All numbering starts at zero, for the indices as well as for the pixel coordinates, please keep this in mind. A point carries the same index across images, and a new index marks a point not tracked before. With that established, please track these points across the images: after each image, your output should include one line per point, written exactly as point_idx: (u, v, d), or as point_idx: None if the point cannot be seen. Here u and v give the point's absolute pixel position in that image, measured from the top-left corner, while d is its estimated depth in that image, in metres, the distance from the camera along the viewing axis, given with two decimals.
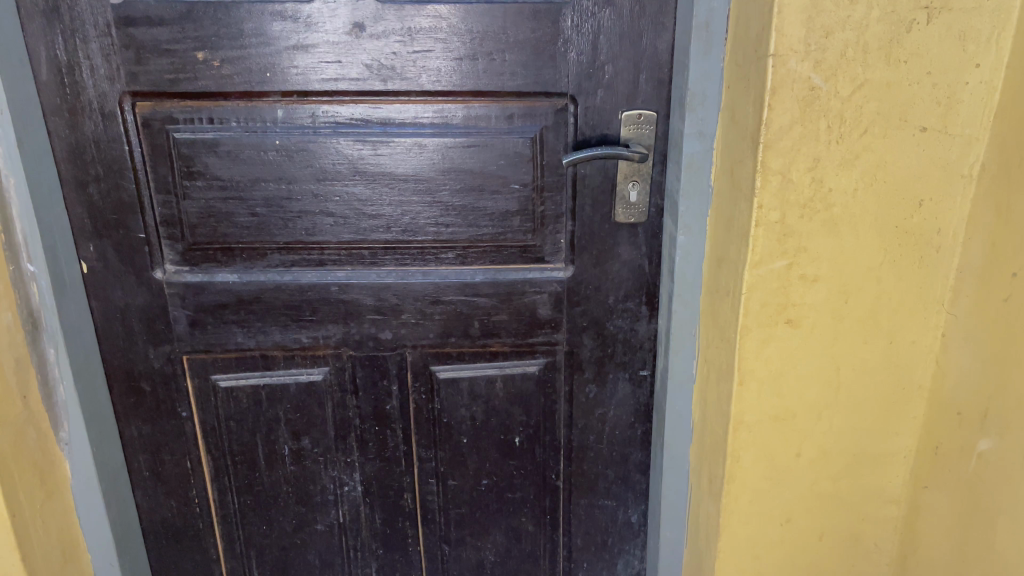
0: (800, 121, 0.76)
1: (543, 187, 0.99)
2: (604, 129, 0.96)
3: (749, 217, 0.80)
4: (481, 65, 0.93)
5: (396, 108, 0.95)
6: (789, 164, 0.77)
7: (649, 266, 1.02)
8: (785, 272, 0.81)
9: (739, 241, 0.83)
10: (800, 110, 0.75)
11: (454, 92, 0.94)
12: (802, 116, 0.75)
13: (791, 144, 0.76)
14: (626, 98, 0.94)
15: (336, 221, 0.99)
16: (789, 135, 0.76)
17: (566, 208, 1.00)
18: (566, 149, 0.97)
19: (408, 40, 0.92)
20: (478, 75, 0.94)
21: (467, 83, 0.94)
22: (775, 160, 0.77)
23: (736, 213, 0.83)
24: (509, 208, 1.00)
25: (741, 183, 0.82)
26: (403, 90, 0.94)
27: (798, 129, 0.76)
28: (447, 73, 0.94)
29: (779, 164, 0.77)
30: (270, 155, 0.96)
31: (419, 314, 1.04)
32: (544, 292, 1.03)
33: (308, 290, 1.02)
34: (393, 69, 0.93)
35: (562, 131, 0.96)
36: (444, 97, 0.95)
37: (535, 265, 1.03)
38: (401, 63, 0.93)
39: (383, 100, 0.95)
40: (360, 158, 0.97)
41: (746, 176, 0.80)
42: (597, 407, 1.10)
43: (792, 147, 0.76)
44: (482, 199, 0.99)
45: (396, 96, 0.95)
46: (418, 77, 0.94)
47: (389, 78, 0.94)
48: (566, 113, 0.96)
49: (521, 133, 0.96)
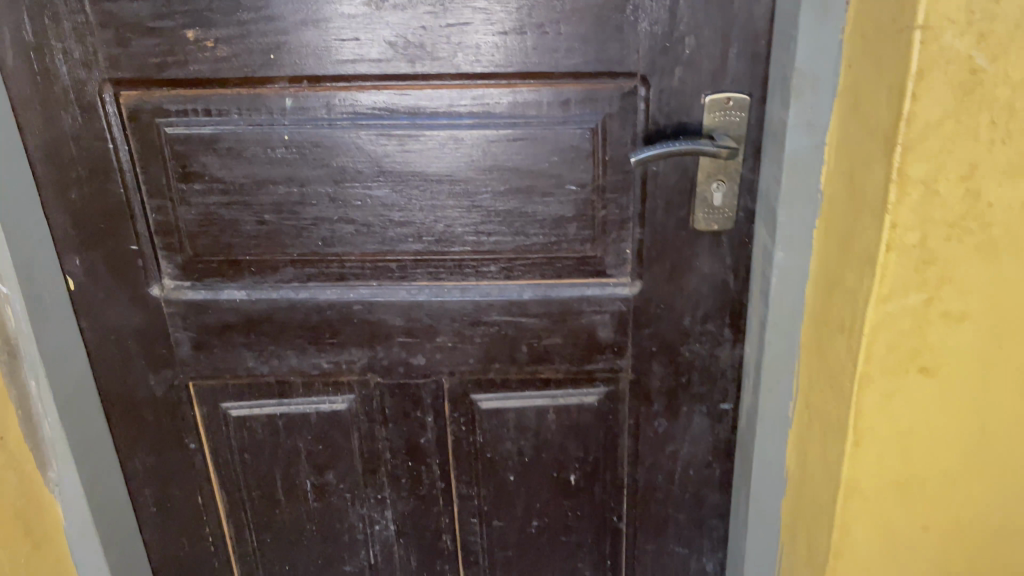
0: (951, 115, 0.57)
1: (605, 188, 0.81)
2: (682, 117, 0.78)
3: (876, 240, 0.62)
4: (528, 41, 0.75)
5: (426, 94, 0.78)
6: (932, 172, 0.59)
7: (734, 282, 0.84)
8: (921, 310, 0.63)
9: (859, 268, 0.65)
10: (952, 97, 0.56)
11: (497, 74, 0.77)
12: (955, 106, 0.57)
13: (938, 144, 0.58)
14: (711, 78, 0.76)
15: (357, 230, 0.83)
16: (937, 132, 0.57)
17: (632, 212, 0.82)
18: (633, 141, 0.79)
19: (440, 11, 0.74)
20: (526, 52, 0.76)
21: (513, 63, 0.76)
22: (914, 165, 0.58)
23: (855, 231, 0.65)
24: (564, 213, 0.82)
25: (863, 190, 0.63)
26: (436, 72, 0.77)
27: (946, 127, 0.57)
28: (487, 51, 0.76)
29: (921, 170, 0.58)
30: (278, 153, 0.80)
31: (456, 337, 0.88)
32: (605, 312, 0.87)
33: (327, 309, 0.87)
34: (422, 47, 0.76)
35: (630, 120, 0.78)
36: (486, 80, 0.77)
37: (594, 280, 0.86)
38: (431, 39, 0.75)
39: (410, 84, 0.78)
40: (385, 156, 0.80)
41: (872, 186, 0.62)
42: (667, 443, 0.93)
43: (938, 148, 0.58)
44: (530, 202, 0.82)
45: (427, 80, 0.78)
46: (453, 57, 0.76)
47: (418, 59, 0.76)
48: (634, 98, 0.77)
49: (578, 123, 0.78)
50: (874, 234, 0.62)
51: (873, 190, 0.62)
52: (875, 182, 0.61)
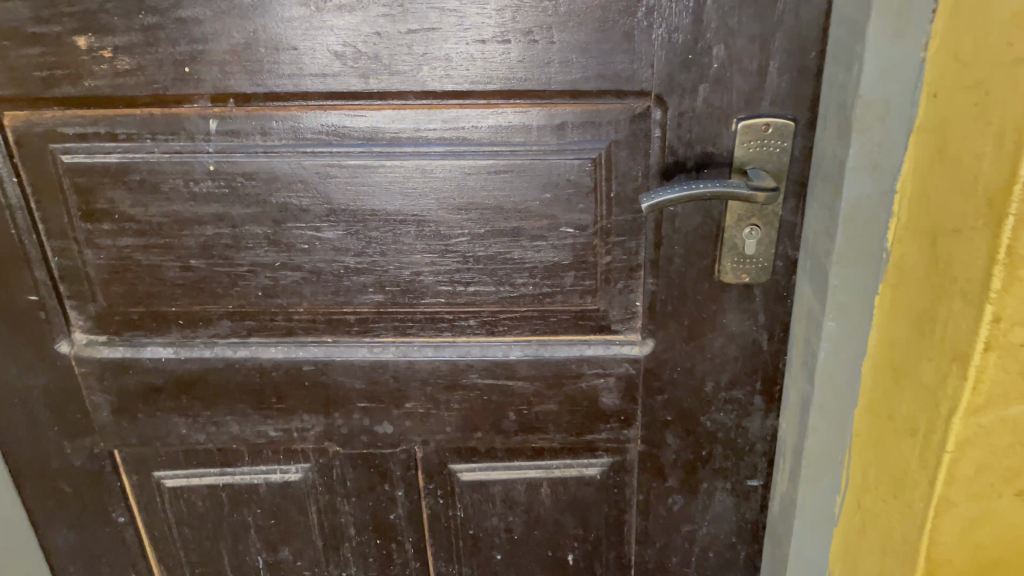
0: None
1: (609, 230, 0.66)
2: (707, 146, 0.62)
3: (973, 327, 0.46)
4: (513, 51, 0.59)
5: (383, 115, 0.62)
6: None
7: (766, 342, 0.69)
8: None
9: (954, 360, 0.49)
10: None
11: (474, 92, 0.61)
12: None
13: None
14: (744, 99, 0.60)
15: (304, 278, 0.68)
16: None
17: (643, 259, 0.67)
18: (644, 175, 0.64)
19: (399, 14, 0.58)
20: (509, 65, 0.60)
21: (493, 79, 0.60)
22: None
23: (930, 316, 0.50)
24: (559, 260, 0.67)
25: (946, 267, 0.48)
26: (396, 89, 0.61)
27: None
28: (460, 63, 0.60)
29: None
30: (202, 187, 0.64)
31: (429, 403, 0.73)
32: (609, 376, 0.71)
33: (272, 371, 0.72)
34: (377, 58, 0.60)
35: (641, 149, 0.63)
36: (460, 100, 0.61)
37: (596, 337, 0.71)
38: (388, 49, 0.59)
39: (362, 104, 0.62)
40: (334, 192, 0.64)
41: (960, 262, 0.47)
42: (684, 522, 0.78)
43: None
44: (516, 247, 0.66)
45: (383, 100, 0.61)
46: (416, 71, 0.60)
47: (372, 74, 0.60)
48: (647, 121, 0.62)
49: (576, 151, 0.63)
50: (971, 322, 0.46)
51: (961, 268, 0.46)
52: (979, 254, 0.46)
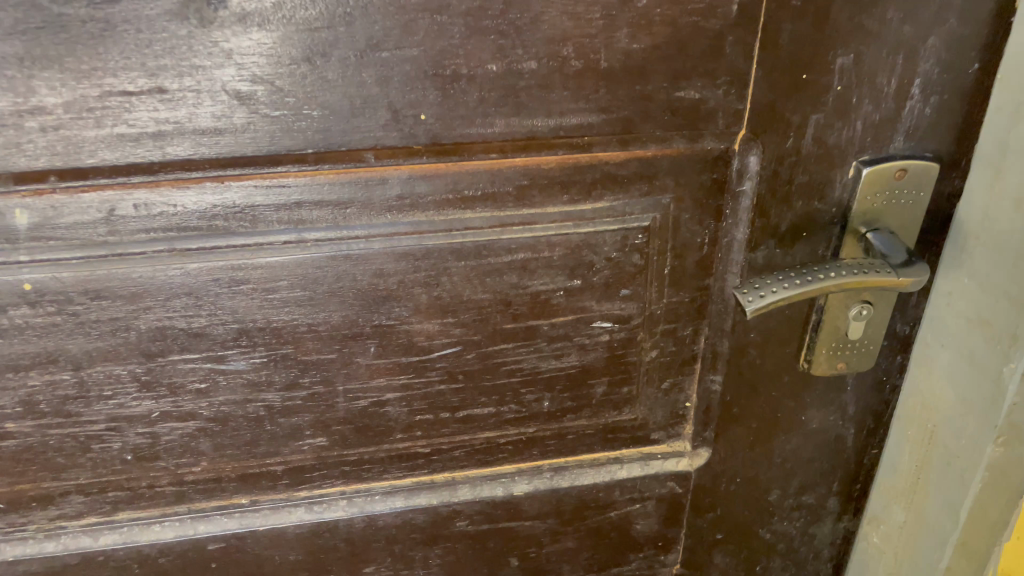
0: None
1: (658, 318, 0.46)
2: (810, 201, 0.42)
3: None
4: (536, 79, 0.36)
5: (320, 184, 0.37)
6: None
7: (851, 437, 0.52)
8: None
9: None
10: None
11: (475, 144, 0.37)
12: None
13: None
14: (869, 134, 0.40)
15: (202, 429, 0.43)
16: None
17: (699, 349, 0.48)
18: (711, 240, 0.44)
19: (348, 28, 0.33)
20: (529, 102, 0.36)
21: (504, 123, 0.37)
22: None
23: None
24: (587, 366, 0.46)
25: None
26: (344, 146, 0.36)
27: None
28: (450, 101, 0.36)
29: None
30: (13, 317, 0.38)
31: (399, 562, 0.51)
32: (646, 498, 0.52)
33: (159, 557, 0.47)
34: (310, 101, 0.35)
35: (712, 207, 0.43)
36: (447, 158, 0.38)
37: (629, 450, 0.51)
38: (328, 85, 0.34)
39: (285, 171, 0.37)
40: (245, 306, 0.40)
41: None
42: None
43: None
44: (529, 355, 0.45)
45: (320, 165, 0.37)
46: (377, 118, 0.36)
47: (300, 127, 0.35)
48: (727, 169, 0.41)
49: (619, 218, 0.42)
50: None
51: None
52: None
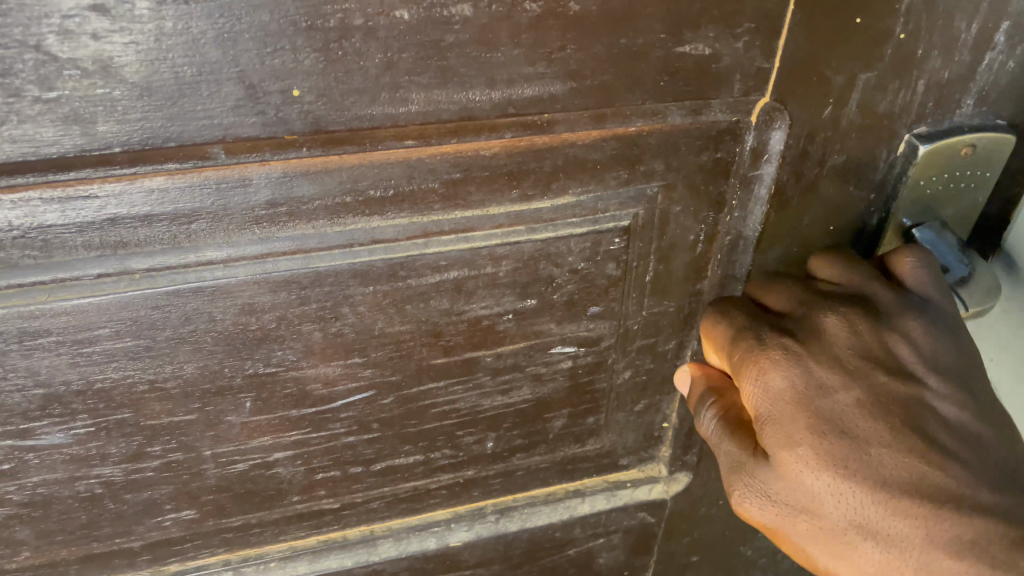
0: (766, 447, 0.26)
1: (635, 334, 0.35)
2: (843, 185, 0.31)
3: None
4: (472, 31, 0.23)
5: (141, 193, 0.24)
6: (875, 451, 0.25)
7: None
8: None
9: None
10: (738, 373, 0.27)
11: (382, 127, 0.25)
12: (741, 386, 0.26)
13: (837, 400, 0.25)
14: (932, 98, 0.29)
15: (15, 518, 0.31)
16: (781, 482, 0.26)
17: (683, 363, 0.37)
18: (707, 236, 0.32)
19: None
20: (461, 65, 0.24)
21: (425, 99, 0.24)
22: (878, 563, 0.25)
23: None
24: (543, 397, 0.35)
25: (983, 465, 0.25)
26: (174, 142, 0.23)
27: (791, 410, 0.25)
28: (339, 67, 0.23)
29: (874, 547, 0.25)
30: None
31: None
32: (611, 529, 0.43)
33: None
34: (108, 72, 0.21)
35: (712, 196, 0.31)
36: (337, 148, 0.25)
37: (592, 480, 0.41)
38: (138, 45, 0.21)
39: (76, 179, 0.23)
40: (50, 366, 0.27)
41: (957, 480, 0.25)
42: None
43: (842, 413, 0.25)
44: (466, 392, 0.34)
45: (138, 166, 0.23)
46: (223, 96, 0.23)
47: (95, 112, 0.22)
48: (735, 145, 0.30)
49: (589, 216, 0.30)
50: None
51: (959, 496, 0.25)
52: (925, 495, 0.24)
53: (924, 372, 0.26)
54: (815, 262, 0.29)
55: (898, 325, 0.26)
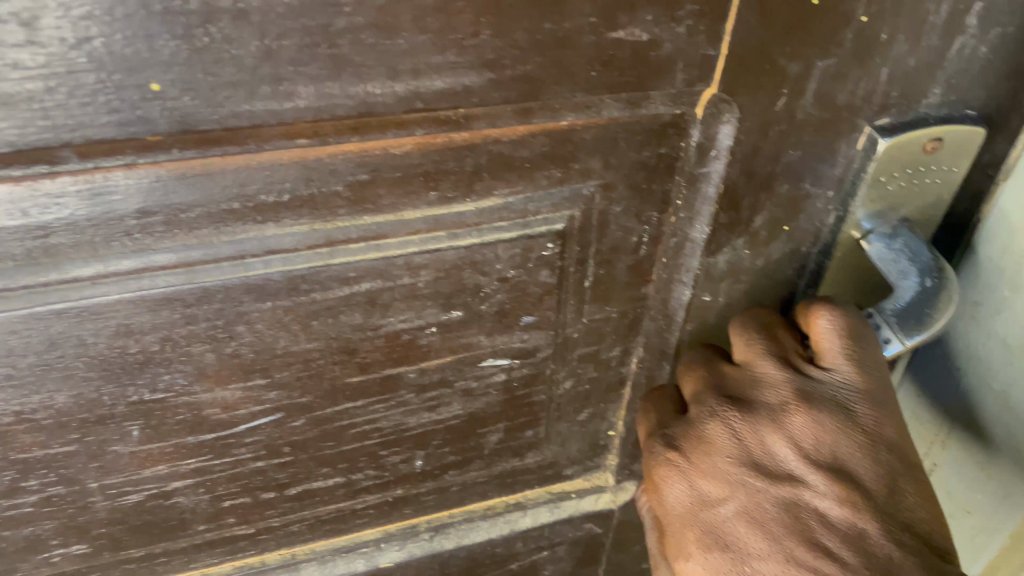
0: (672, 562, 0.27)
1: (575, 343, 0.32)
2: (801, 183, 0.28)
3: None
4: (366, 13, 0.20)
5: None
6: (754, 562, 0.24)
7: None
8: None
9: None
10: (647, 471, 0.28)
11: (268, 125, 0.21)
12: (648, 488, 0.28)
13: (718, 513, 0.25)
14: (897, 88, 0.26)
15: None
16: None
17: (628, 372, 0.35)
18: (651, 238, 0.29)
19: None
20: (355, 53, 0.20)
21: (315, 92, 0.21)
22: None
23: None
24: (475, 412, 0.32)
25: (876, 569, 0.23)
26: (15, 144, 0.20)
27: (678, 526, 0.26)
28: (207, 55, 0.19)
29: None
30: None
31: None
32: (556, 543, 0.41)
33: None
34: None
35: (657, 195, 0.28)
36: (214, 149, 0.21)
37: (535, 493, 0.38)
38: None
39: None
40: None
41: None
42: None
43: (722, 527, 0.25)
44: (388, 411, 0.30)
45: None
46: (67, 91, 0.19)
47: None
48: (680, 139, 0.27)
49: (518, 219, 0.27)
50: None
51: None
52: None
53: (812, 469, 0.25)
54: (733, 329, 0.28)
55: (787, 424, 0.25)
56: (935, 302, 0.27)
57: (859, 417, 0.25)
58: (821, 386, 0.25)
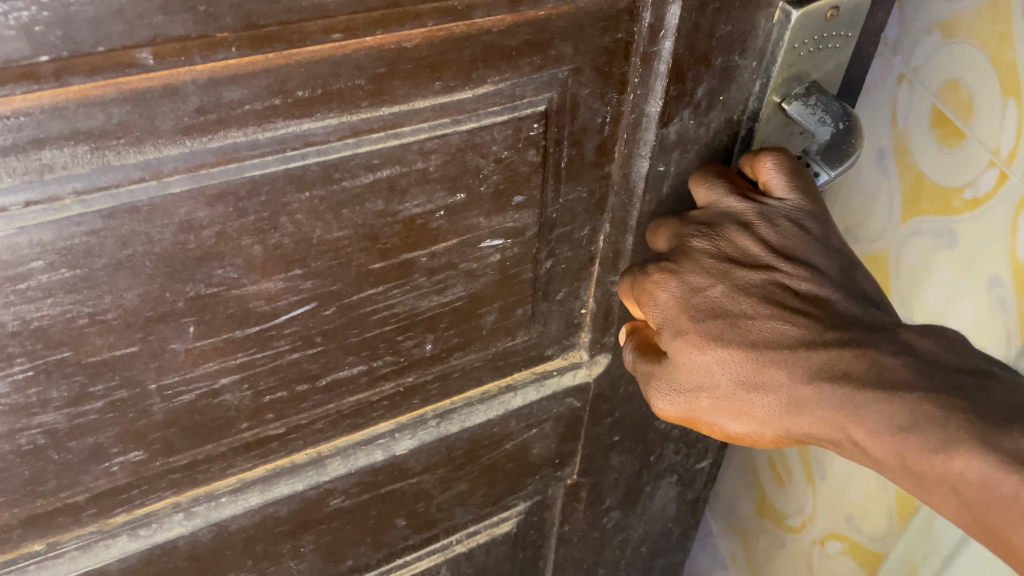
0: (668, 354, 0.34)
1: (554, 221, 0.37)
2: (732, 56, 0.34)
3: (862, 402, 0.29)
4: None
5: (64, 111, 0.23)
6: (742, 323, 0.32)
7: None
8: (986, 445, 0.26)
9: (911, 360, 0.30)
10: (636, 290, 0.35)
11: (311, 20, 0.25)
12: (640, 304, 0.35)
13: (709, 296, 0.33)
14: None
15: None
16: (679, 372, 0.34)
17: (597, 248, 0.40)
18: (613, 118, 0.34)
19: None
20: None
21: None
22: (767, 412, 0.32)
23: (933, 345, 0.30)
24: (475, 292, 0.37)
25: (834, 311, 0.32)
26: (104, 49, 0.22)
27: (674, 315, 0.33)
28: None
29: (760, 400, 0.32)
30: None
31: (264, 560, 0.41)
32: (543, 420, 0.45)
33: None
34: None
35: (616, 76, 0.33)
36: (265, 47, 0.25)
37: (523, 373, 0.43)
38: None
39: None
40: None
41: (805, 327, 0.31)
42: (616, 535, 0.59)
43: (714, 305, 0.33)
44: (403, 294, 0.34)
45: (65, 79, 0.22)
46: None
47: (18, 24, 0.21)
48: (633, 24, 0.32)
49: (507, 103, 0.31)
50: (857, 381, 0.30)
51: (810, 339, 0.31)
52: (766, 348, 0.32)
53: (776, 258, 0.33)
54: (695, 182, 0.36)
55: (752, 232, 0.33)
56: (849, 138, 0.34)
57: (809, 231, 0.33)
58: (776, 208, 0.33)
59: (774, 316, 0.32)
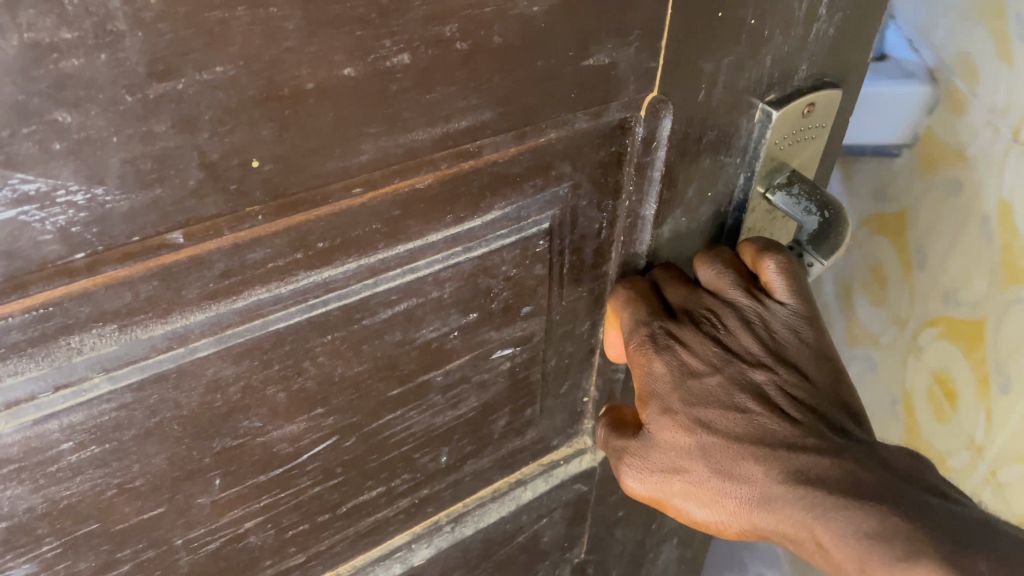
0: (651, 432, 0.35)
1: (558, 322, 0.37)
2: (719, 154, 0.35)
3: (833, 506, 0.28)
4: (412, 78, 0.24)
5: (93, 298, 0.23)
6: (730, 415, 0.33)
7: None
8: (946, 562, 0.25)
9: (889, 477, 0.29)
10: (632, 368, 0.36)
11: (336, 181, 0.25)
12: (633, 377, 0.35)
13: (702, 382, 0.34)
14: (779, 71, 0.34)
15: None
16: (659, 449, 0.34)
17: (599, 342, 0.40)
18: (609, 222, 0.35)
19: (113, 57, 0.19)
20: (405, 110, 0.24)
21: (375, 148, 0.25)
22: (735, 505, 0.32)
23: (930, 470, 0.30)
24: (486, 400, 0.37)
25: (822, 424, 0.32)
26: (138, 237, 0.22)
27: (663, 392, 0.34)
28: (292, 134, 0.23)
29: (733, 490, 0.32)
30: None
31: None
32: (552, 508, 0.46)
33: None
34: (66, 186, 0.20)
35: (613, 185, 0.34)
36: (289, 211, 0.25)
37: (532, 467, 0.43)
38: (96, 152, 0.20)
39: (30, 298, 0.22)
40: (12, 498, 0.25)
41: (794, 430, 0.32)
42: None
43: (705, 392, 0.33)
44: (420, 414, 0.34)
45: (97, 270, 0.22)
46: (186, 183, 0.22)
47: (54, 227, 0.21)
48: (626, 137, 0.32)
49: (513, 224, 0.32)
50: (830, 487, 0.29)
51: (792, 441, 0.31)
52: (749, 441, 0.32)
53: (775, 362, 0.34)
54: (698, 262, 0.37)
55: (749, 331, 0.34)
56: (836, 228, 0.35)
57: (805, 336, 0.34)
58: (777, 311, 0.34)
59: (762, 414, 0.32)
